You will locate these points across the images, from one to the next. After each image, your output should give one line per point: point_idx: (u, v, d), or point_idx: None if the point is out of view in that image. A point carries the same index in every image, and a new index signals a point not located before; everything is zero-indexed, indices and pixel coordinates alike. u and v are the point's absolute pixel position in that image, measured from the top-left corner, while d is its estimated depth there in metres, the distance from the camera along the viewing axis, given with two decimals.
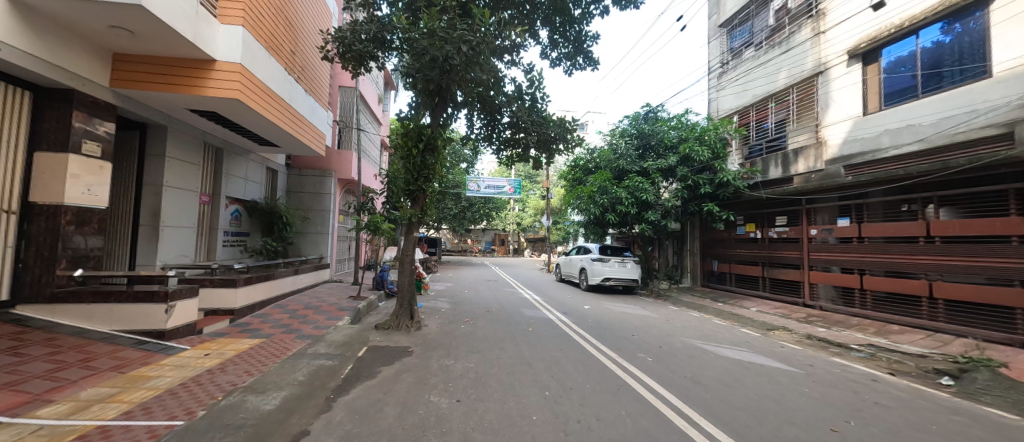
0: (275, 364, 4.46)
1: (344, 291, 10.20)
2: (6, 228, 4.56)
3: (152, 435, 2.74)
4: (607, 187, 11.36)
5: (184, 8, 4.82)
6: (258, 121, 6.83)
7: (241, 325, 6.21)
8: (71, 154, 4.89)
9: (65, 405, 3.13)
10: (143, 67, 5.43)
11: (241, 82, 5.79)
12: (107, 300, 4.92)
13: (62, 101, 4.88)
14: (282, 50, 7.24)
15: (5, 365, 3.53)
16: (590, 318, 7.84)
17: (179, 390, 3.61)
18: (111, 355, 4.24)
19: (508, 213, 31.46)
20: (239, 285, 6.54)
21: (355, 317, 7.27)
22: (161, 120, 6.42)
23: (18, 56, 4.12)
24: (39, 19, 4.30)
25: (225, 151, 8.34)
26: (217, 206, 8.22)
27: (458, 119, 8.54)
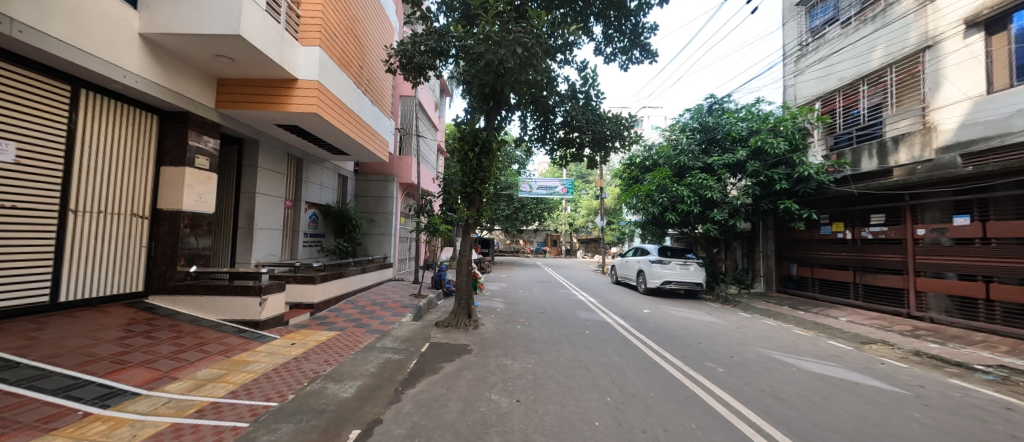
0: (350, 356, 4.83)
1: (406, 289, 10.75)
2: (141, 230, 5.50)
3: (254, 413, 3.13)
4: (668, 185, 10.74)
5: (271, 33, 5.44)
6: (332, 132, 7.46)
7: (319, 318, 6.84)
8: (186, 167, 5.74)
9: (186, 382, 3.68)
10: (240, 89, 6.21)
11: (318, 97, 6.37)
12: (213, 293, 5.68)
13: (181, 122, 5.75)
14: (352, 66, 7.86)
15: (141, 345, 4.23)
16: (650, 323, 7.48)
17: (273, 374, 4.07)
18: (219, 341, 4.91)
19: (560, 214, 31.03)
20: (317, 281, 7.19)
21: (416, 313, 7.64)
22: (254, 135, 7.30)
23: (147, 86, 4.92)
24: (162, 53, 5.14)
25: (305, 160, 9.25)
26: (299, 210, 9.13)
27: (511, 121, 8.62)
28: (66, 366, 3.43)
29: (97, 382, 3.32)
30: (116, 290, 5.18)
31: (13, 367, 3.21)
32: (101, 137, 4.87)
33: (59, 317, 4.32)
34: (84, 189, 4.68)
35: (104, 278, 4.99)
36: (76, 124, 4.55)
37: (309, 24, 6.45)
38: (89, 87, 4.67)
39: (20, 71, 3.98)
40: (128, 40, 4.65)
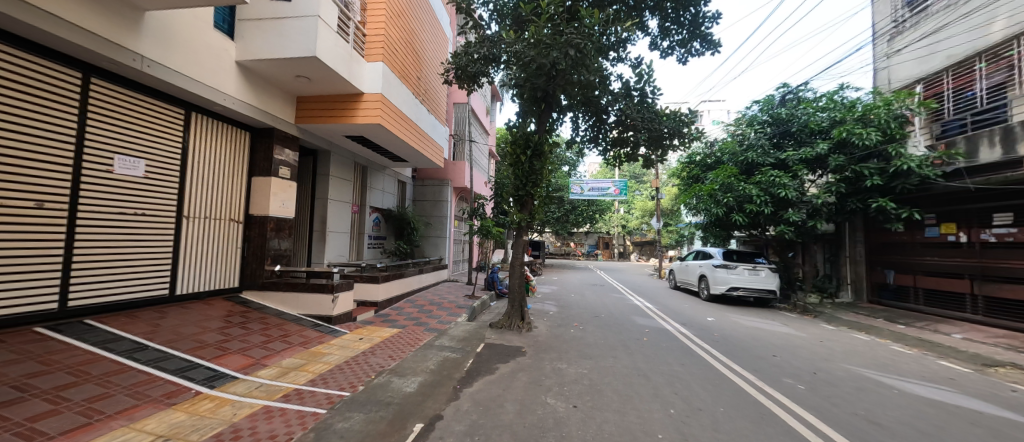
0: (411, 352, 5.08)
1: (460, 290, 11.09)
2: (236, 234, 6.28)
3: (330, 400, 3.43)
4: (733, 184, 9.92)
5: (341, 52, 5.92)
6: (393, 141, 7.93)
7: (382, 316, 7.28)
8: (272, 177, 6.46)
9: (275, 369, 4.13)
10: (314, 105, 6.84)
11: (381, 108, 6.81)
12: (293, 289, 6.29)
13: (268, 138, 6.48)
14: (411, 77, 8.30)
15: (238, 334, 4.82)
16: (714, 332, 6.98)
17: (345, 366, 4.43)
18: (299, 333, 5.42)
19: (613, 216, 30.08)
20: (379, 281, 7.68)
21: (471, 314, 7.85)
22: (327, 146, 8.00)
23: (241, 107, 5.63)
24: (252, 77, 5.86)
25: (369, 167, 9.93)
26: (364, 214, 9.81)
27: (562, 123, 8.55)
28: (181, 350, 4.01)
29: (205, 365, 3.83)
30: (218, 285, 5.96)
31: (144, 349, 3.82)
32: (206, 153, 5.65)
33: (176, 308, 5.06)
34: (193, 197, 5.47)
35: (208, 275, 5.77)
36: (188, 141, 5.37)
37: (373, 41, 6.93)
38: (198, 110, 5.49)
39: (148, 99, 4.80)
40: (226, 67, 5.39)
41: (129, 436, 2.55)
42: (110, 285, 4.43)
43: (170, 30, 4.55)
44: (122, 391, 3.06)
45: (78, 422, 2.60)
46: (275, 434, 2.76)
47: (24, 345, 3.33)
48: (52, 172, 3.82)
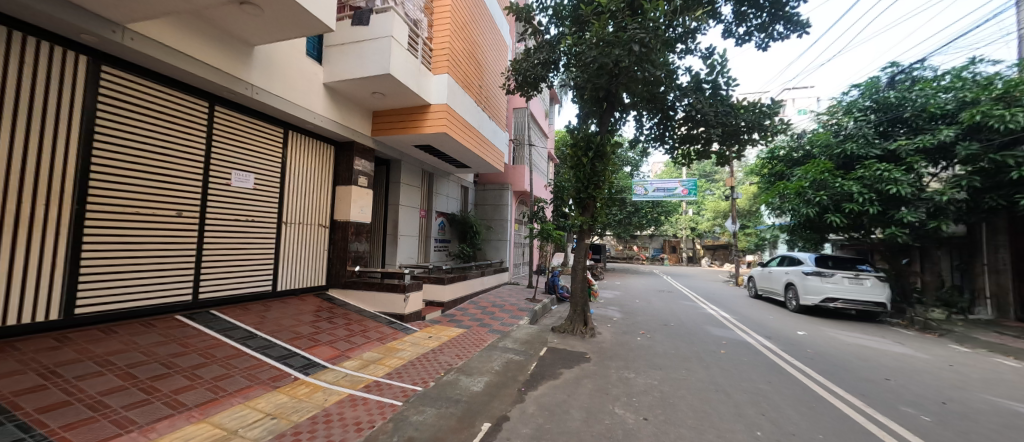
0: (477, 352, 5.24)
1: (522, 293, 11.16)
2: (323, 237, 7.00)
3: (405, 394, 3.66)
4: (827, 180, 8.76)
5: (411, 68, 6.33)
6: (458, 148, 8.27)
7: (448, 316, 7.60)
8: (353, 186, 7.10)
9: (357, 361, 4.52)
10: (388, 118, 7.39)
11: (447, 118, 7.15)
12: (370, 288, 6.82)
13: (349, 150, 7.16)
14: (473, 86, 8.60)
15: (326, 328, 5.35)
16: (807, 347, 6.19)
17: (417, 362, 4.70)
18: (376, 329, 5.86)
19: (680, 217, 28.19)
20: (445, 282, 8.03)
21: (533, 317, 7.86)
22: (398, 155, 8.59)
23: (327, 124, 6.29)
24: (336, 96, 6.52)
25: (435, 174, 10.48)
26: (431, 218, 10.35)
27: (625, 122, 8.23)
28: (282, 339, 4.57)
29: (301, 354, 4.32)
30: (309, 283, 6.71)
31: (254, 338, 4.42)
32: (300, 167, 6.41)
33: (276, 303, 5.78)
34: (290, 205, 6.23)
35: (302, 274, 6.51)
36: (287, 156, 6.14)
37: (439, 55, 7.30)
38: (295, 129, 6.26)
39: (257, 122, 5.60)
40: (315, 89, 6.07)
41: (244, 412, 2.98)
42: (228, 282, 5.22)
43: (271, 60, 5.26)
44: (239, 373, 3.58)
45: (208, 397, 3.09)
46: (359, 422, 3.02)
47: (168, 330, 4.06)
48: (184, 186, 4.61)
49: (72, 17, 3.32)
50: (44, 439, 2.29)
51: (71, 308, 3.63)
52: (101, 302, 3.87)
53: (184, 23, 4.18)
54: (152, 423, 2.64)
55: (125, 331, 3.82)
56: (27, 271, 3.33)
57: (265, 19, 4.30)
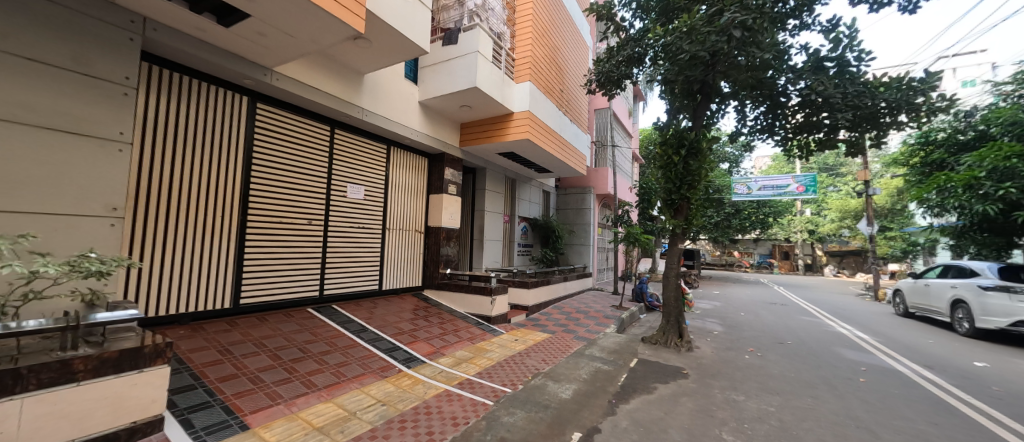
0: (564, 358, 5.15)
1: (607, 300, 10.70)
2: (419, 242, 7.64)
3: (495, 394, 3.77)
4: (1016, 168, 6.77)
5: (495, 79, 6.60)
6: (540, 153, 8.33)
7: (532, 320, 7.64)
8: (444, 194, 7.63)
9: (450, 358, 4.80)
10: (474, 128, 7.79)
11: (529, 124, 7.26)
12: (460, 290, 7.18)
13: (440, 161, 7.72)
14: (555, 91, 8.60)
15: (423, 325, 5.80)
16: (991, 384, 4.79)
17: (505, 364, 4.81)
18: (466, 329, 6.15)
19: (794, 219, 24.34)
20: (529, 286, 8.10)
21: (620, 326, 7.48)
22: (484, 164, 8.98)
23: (422, 138, 6.88)
24: (429, 112, 7.10)
25: (517, 180, 10.72)
26: (514, 223, 10.58)
27: (723, 114, 7.40)
28: (387, 334, 5.07)
29: (403, 348, 4.75)
30: (408, 283, 7.37)
31: (365, 331, 4.99)
32: (400, 178, 7.12)
33: (381, 301, 6.45)
34: (392, 213, 6.94)
35: (401, 275, 7.18)
36: (390, 168, 6.88)
37: (521, 63, 7.47)
38: (396, 145, 6.98)
39: (366, 141, 6.38)
40: (412, 107, 6.68)
41: (360, 397, 3.37)
42: (344, 281, 6.01)
43: (376, 85, 5.94)
44: (355, 361, 4.08)
45: (332, 380, 3.58)
46: (455, 417, 3.20)
47: (302, 320, 4.83)
48: (312, 198, 5.46)
49: (241, 68, 4.20)
50: (223, 403, 2.89)
51: (238, 298, 4.61)
52: (256, 294, 4.80)
53: (312, 62, 4.97)
54: (293, 398, 3.16)
55: (272, 319, 4.65)
56: (209, 267, 4.34)
57: (373, 50, 4.89)
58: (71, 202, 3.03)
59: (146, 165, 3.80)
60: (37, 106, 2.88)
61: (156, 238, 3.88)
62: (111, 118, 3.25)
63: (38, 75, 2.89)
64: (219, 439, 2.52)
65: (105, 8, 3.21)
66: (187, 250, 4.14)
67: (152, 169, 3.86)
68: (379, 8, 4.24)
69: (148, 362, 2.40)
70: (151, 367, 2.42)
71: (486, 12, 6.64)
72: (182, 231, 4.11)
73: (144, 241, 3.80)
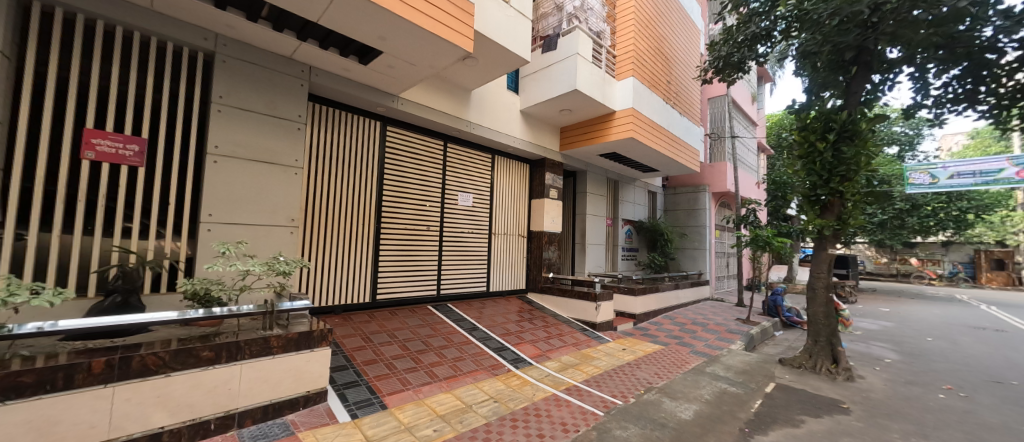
0: (680, 374, 4.67)
1: (729, 311, 9.40)
2: (522, 246, 7.86)
3: (606, 405, 3.63)
4: None
5: (595, 79, 6.45)
6: (646, 151, 7.79)
7: (641, 329, 7.13)
8: (545, 198, 7.73)
9: (556, 362, 4.78)
10: (574, 131, 7.71)
11: (633, 122, 6.87)
12: (563, 295, 7.09)
13: (541, 166, 7.85)
14: (661, 83, 7.96)
15: (529, 328, 5.91)
16: None
17: (613, 373, 4.57)
18: (571, 334, 6.03)
19: (1012, 215, 17.93)
20: (637, 293, 7.60)
21: (748, 343, 6.48)
22: (584, 166, 8.82)
23: (523, 145, 7.10)
24: (530, 120, 7.29)
25: (620, 181, 10.23)
26: (617, 226, 10.10)
27: (890, 87, 5.86)
28: (496, 334, 5.33)
29: (511, 348, 4.92)
30: (513, 286, 7.64)
31: (476, 330, 5.32)
32: (503, 185, 7.47)
33: (488, 302, 6.80)
34: (497, 219, 7.30)
35: (507, 278, 7.48)
36: (495, 176, 7.26)
37: (623, 58, 7.13)
38: (500, 154, 7.36)
39: (474, 151, 6.86)
40: (514, 116, 6.96)
41: (475, 391, 3.60)
42: (457, 282, 6.53)
43: (482, 99, 6.35)
44: (469, 357, 4.38)
45: (451, 373, 3.91)
46: (565, 423, 3.17)
47: (424, 316, 5.39)
48: (430, 207, 6.10)
49: (376, 97, 4.93)
50: (367, 383, 3.40)
51: (375, 294, 5.37)
52: (388, 291, 5.53)
53: (429, 85, 5.56)
54: (420, 386, 3.54)
55: (400, 313, 5.30)
56: (354, 267, 5.18)
57: (480, 67, 5.24)
58: (267, 216, 3.94)
59: (312, 184, 4.76)
60: (247, 143, 3.82)
61: (318, 242, 4.80)
62: (290, 148, 4.12)
63: (250, 120, 3.85)
64: (366, 414, 2.97)
65: (286, 62, 4.10)
66: (339, 252, 5.01)
67: (316, 187, 4.82)
68: (486, 29, 4.56)
69: (317, 343, 2.98)
70: (319, 347, 2.99)
71: (584, 13, 6.56)
72: (335, 236, 5.00)
73: (310, 245, 4.74)
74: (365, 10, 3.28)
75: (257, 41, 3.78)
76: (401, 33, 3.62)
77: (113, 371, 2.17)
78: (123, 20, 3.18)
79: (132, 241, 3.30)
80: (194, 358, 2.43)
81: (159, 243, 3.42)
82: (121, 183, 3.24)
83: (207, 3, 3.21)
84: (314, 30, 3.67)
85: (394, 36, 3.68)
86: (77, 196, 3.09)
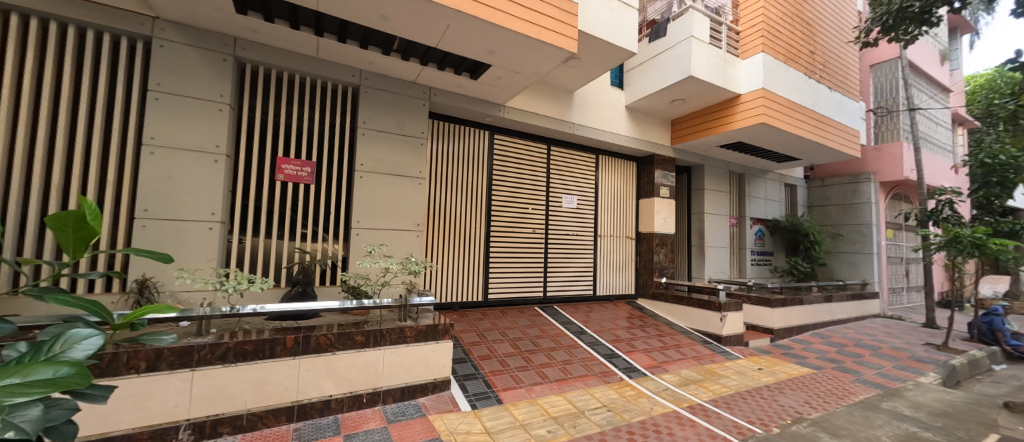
0: (843, 407, 3.78)
1: (913, 333, 7.29)
2: (631, 248, 7.44)
3: (740, 431, 3.16)
4: None
5: (715, 61, 5.74)
6: (784, 138, 6.59)
7: (781, 347, 6.01)
8: (655, 197, 7.20)
9: (675, 376, 4.32)
10: (689, 122, 6.98)
11: (766, 105, 5.87)
12: (681, 302, 6.34)
13: (650, 163, 7.32)
14: (802, 55, 6.65)
15: (640, 335, 5.50)
16: None
17: (748, 395, 3.92)
18: (691, 346, 5.37)
19: None
20: (775, 305, 6.44)
21: (949, 377, 4.90)
22: (701, 159, 7.93)
23: (630, 142, 6.74)
24: (637, 114, 6.88)
25: (748, 174, 8.89)
26: (745, 227, 8.79)
27: None
28: (605, 339, 5.12)
29: (622, 356, 4.67)
30: (621, 291, 7.27)
31: (584, 334, 5.20)
32: (609, 185, 7.20)
33: (596, 306, 6.59)
34: (603, 220, 7.07)
35: (614, 282, 7.15)
36: (600, 176, 7.05)
37: (750, 32, 6.18)
38: (605, 153, 7.11)
39: (578, 153, 6.78)
40: (619, 112, 6.66)
41: (587, 397, 3.51)
42: (563, 284, 6.51)
43: (585, 99, 6.23)
44: (579, 361, 4.30)
45: (561, 376, 3.90)
46: None
47: (532, 316, 5.50)
48: (535, 210, 6.23)
49: (484, 108, 5.24)
50: (483, 377, 3.63)
51: (486, 293, 5.70)
52: (499, 291, 5.82)
53: (533, 91, 5.69)
54: (532, 385, 3.61)
55: (510, 313, 5.52)
56: (469, 268, 5.59)
57: (583, 66, 5.16)
58: (399, 222, 4.52)
59: (433, 192, 5.33)
60: (383, 160, 4.45)
61: (438, 244, 5.34)
62: (415, 161, 4.66)
63: (385, 140, 4.48)
64: (484, 406, 3.15)
65: (411, 87, 4.67)
66: (455, 253, 5.48)
67: (436, 195, 5.36)
68: (590, 26, 4.47)
69: (441, 336, 3.28)
70: (443, 340, 3.29)
71: None
72: (452, 238, 5.47)
73: (433, 247, 5.30)
74: (476, 28, 3.52)
75: (390, 71, 4.39)
76: (508, 44, 3.78)
77: (298, 346, 2.74)
78: (300, 69, 4.02)
79: (306, 243, 4.15)
80: (350, 341, 2.91)
81: (324, 245, 4.22)
82: (299, 198, 4.10)
83: (354, 45, 3.85)
84: (433, 54, 4.09)
85: (502, 49, 3.86)
86: (273, 209, 4.02)
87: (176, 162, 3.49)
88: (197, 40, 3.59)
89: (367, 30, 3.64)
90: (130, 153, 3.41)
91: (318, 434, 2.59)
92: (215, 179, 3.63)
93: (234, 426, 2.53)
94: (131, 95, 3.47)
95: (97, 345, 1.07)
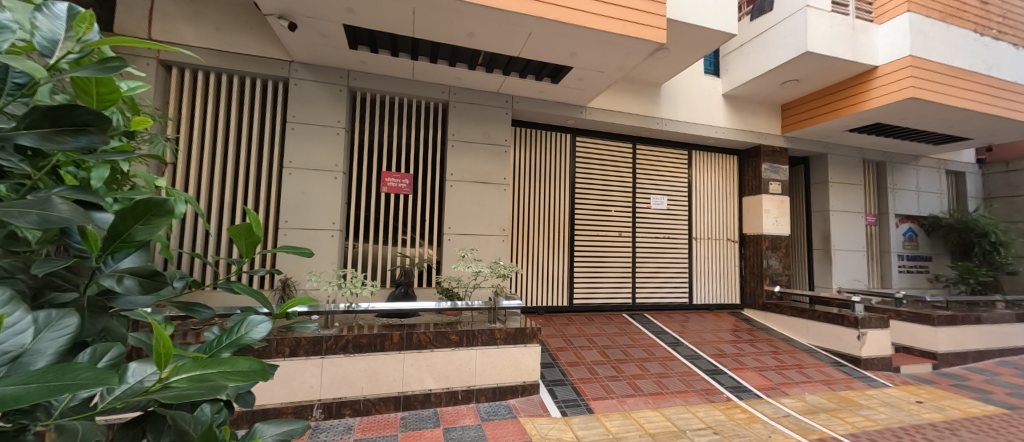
0: None
1: None
2: (733, 252, 6.65)
3: None
4: None
5: (839, 31, 4.85)
6: (943, 113, 5.26)
7: (950, 376, 4.74)
8: (763, 194, 6.35)
9: (798, 401, 3.69)
10: (807, 105, 6.01)
11: (915, 75, 4.75)
12: (802, 316, 5.39)
13: (755, 156, 6.48)
14: (970, 7, 5.22)
15: (749, 351, 4.84)
16: None
17: (903, 433, 3.17)
18: (818, 368, 4.54)
19: None
20: (938, 323, 5.11)
21: None
22: (822, 148, 6.75)
23: (730, 135, 6.07)
24: (738, 102, 6.16)
25: (890, 162, 7.28)
26: (886, 226, 7.22)
27: None
28: (706, 353, 4.62)
29: (728, 373, 4.16)
30: (722, 300, 6.54)
31: (680, 345, 4.78)
32: (706, 183, 6.57)
33: (694, 315, 6.02)
34: (699, 221, 6.46)
35: (713, 290, 6.47)
36: (694, 174, 6.47)
37: None
38: (698, 148, 6.51)
39: (668, 150, 6.32)
40: (715, 103, 6.04)
41: (687, 416, 3.20)
42: (655, 290, 6.10)
43: (675, 91, 5.79)
44: (676, 375, 3.96)
45: (656, 390, 3.62)
46: None
47: (620, 324, 5.25)
48: (621, 212, 5.97)
49: (565, 111, 5.21)
50: (572, 384, 3.56)
51: (571, 298, 5.62)
52: (584, 296, 5.69)
53: (616, 90, 5.48)
54: (624, 396, 3.43)
55: (597, 319, 5.34)
56: (553, 272, 5.58)
57: (671, 57, 4.80)
58: (485, 226, 4.71)
59: (517, 198, 5.47)
60: (471, 168, 4.71)
61: (524, 249, 5.45)
62: (499, 168, 4.82)
63: (472, 150, 4.72)
64: (574, 414, 3.08)
65: (494, 97, 4.85)
66: (539, 257, 5.52)
67: (519, 201, 5.48)
68: (680, 13, 4.13)
69: (529, 340, 3.32)
70: (531, 344, 3.32)
71: None
72: (537, 242, 5.53)
73: (519, 252, 5.43)
74: (556, 32, 3.51)
75: (475, 85, 4.63)
76: (589, 44, 3.70)
77: (403, 342, 3.01)
78: (399, 90, 4.47)
79: (406, 248, 4.57)
80: (446, 340, 3.10)
81: (420, 250, 4.60)
82: (400, 206, 4.55)
83: (444, 64, 4.15)
84: (516, 63, 4.20)
85: (584, 49, 3.80)
86: (379, 218, 4.52)
87: (306, 180, 4.15)
88: (321, 76, 4.23)
89: (454, 48, 3.89)
90: (274, 175, 4.17)
91: (420, 425, 2.80)
92: (334, 192, 4.23)
93: (353, 409, 2.89)
94: (275, 127, 4.24)
95: (269, 328, 0.94)
